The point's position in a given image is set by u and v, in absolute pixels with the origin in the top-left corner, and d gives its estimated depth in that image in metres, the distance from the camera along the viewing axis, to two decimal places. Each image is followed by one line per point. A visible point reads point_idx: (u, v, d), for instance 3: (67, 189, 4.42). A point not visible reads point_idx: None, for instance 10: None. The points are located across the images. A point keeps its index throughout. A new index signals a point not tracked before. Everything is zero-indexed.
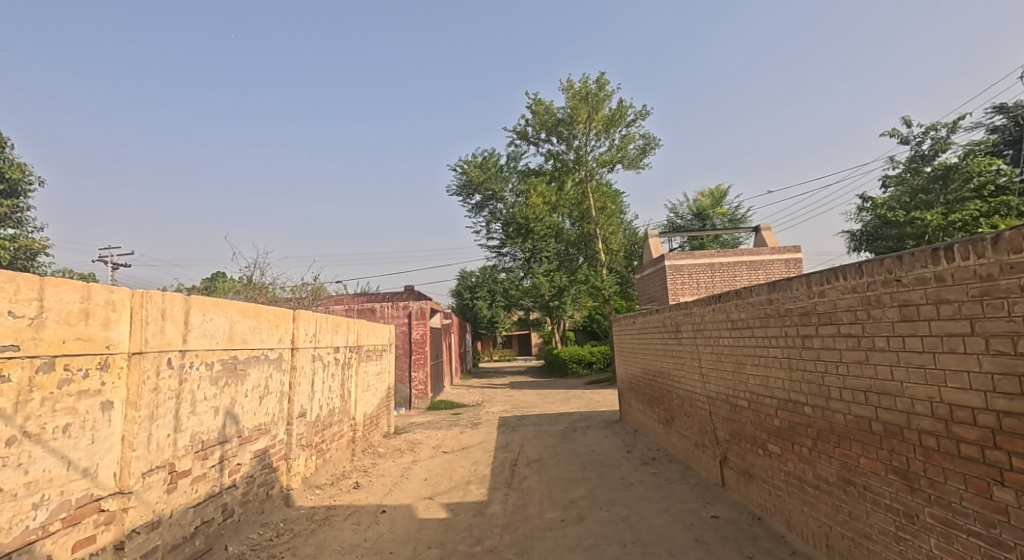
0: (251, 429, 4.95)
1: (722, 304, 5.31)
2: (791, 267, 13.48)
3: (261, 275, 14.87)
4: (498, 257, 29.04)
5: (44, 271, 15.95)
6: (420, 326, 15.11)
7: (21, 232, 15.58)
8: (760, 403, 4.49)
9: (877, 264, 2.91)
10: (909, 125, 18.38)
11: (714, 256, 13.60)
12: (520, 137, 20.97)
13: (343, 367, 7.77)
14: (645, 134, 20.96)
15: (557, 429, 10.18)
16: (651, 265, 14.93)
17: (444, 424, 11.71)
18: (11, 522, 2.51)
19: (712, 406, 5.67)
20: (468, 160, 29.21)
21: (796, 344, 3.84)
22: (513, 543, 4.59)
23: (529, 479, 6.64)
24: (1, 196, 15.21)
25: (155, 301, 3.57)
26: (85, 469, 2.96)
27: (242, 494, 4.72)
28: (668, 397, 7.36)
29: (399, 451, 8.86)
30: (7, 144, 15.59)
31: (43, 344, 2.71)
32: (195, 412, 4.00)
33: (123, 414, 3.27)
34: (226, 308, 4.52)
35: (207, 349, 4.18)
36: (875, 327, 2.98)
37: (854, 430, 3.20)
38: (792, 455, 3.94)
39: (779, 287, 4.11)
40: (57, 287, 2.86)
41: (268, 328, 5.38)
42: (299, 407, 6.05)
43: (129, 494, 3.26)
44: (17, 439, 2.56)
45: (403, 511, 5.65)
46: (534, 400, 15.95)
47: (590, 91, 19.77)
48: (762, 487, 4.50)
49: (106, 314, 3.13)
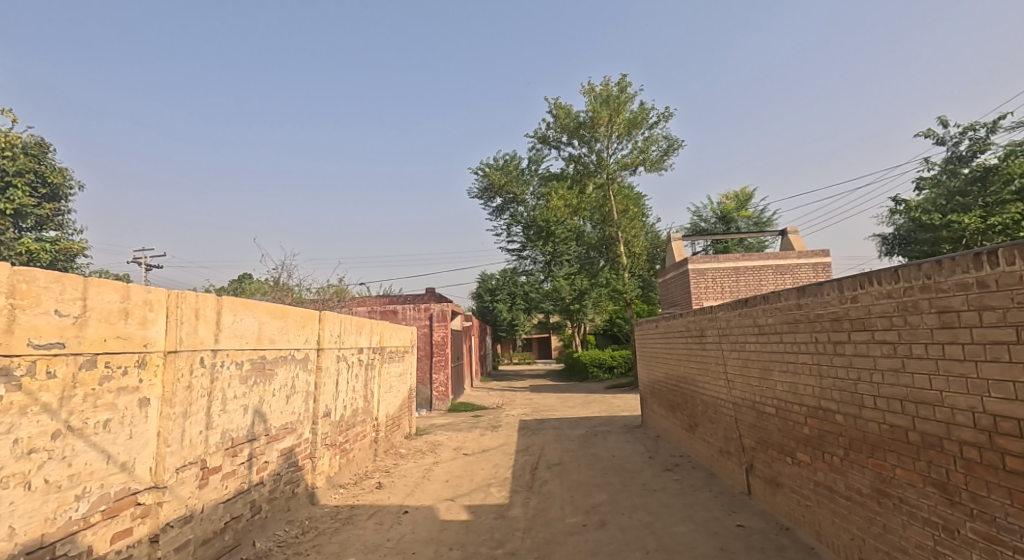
0: (278, 427, 5.04)
1: (749, 308, 5.23)
2: (819, 271, 13.15)
3: (288, 276, 15.14)
4: (518, 260, 29.07)
5: (82, 272, 16.47)
6: (441, 328, 15.20)
7: (61, 234, 16.18)
8: (788, 410, 4.40)
9: (914, 269, 2.83)
10: (945, 125, 17.78)
11: (738, 259, 13.41)
12: (541, 141, 21.01)
13: (366, 368, 7.87)
14: (668, 136, 20.78)
15: (577, 433, 10.16)
16: (673, 269, 14.80)
17: (464, 426, 11.76)
18: (55, 512, 2.61)
19: (737, 413, 5.58)
20: (489, 163, 29.45)
21: (827, 351, 3.76)
22: (535, 547, 4.59)
23: (550, 483, 6.62)
24: (44, 200, 15.82)
25: (190, 302, 3.67)
26: (123, 463, 3.06)
27: (269, 491, 4.82)
28: (692, 403, 7.27)
29: (420, 452, 8.93)
30: (49, 150, 16.17)
31: (86, 342, 2.81)
32: (225, 410, 4.10)
33: (158, 411, 3.37)
34: (255, 309, 4.62)
35: (237, 349, 4.28)
36: (912, 334, 2.90)
37: (888, 440, 3.12)
38: (822, 464, 3.85)
39: (808, 292, 4.02)
40: (99, 287, 2.95)
41: (294, 329, 5.46)
42: (324, 407, 6.15)
43: (164, 489, 3.35)
44: (61, 433, 2.65)
45: (425, 512, 5.69)
46: (555, 403, 15.90)
47: (612, 94, 19.74)
48: (790, 496, 4.41)
49: (144, 314, 3.24)
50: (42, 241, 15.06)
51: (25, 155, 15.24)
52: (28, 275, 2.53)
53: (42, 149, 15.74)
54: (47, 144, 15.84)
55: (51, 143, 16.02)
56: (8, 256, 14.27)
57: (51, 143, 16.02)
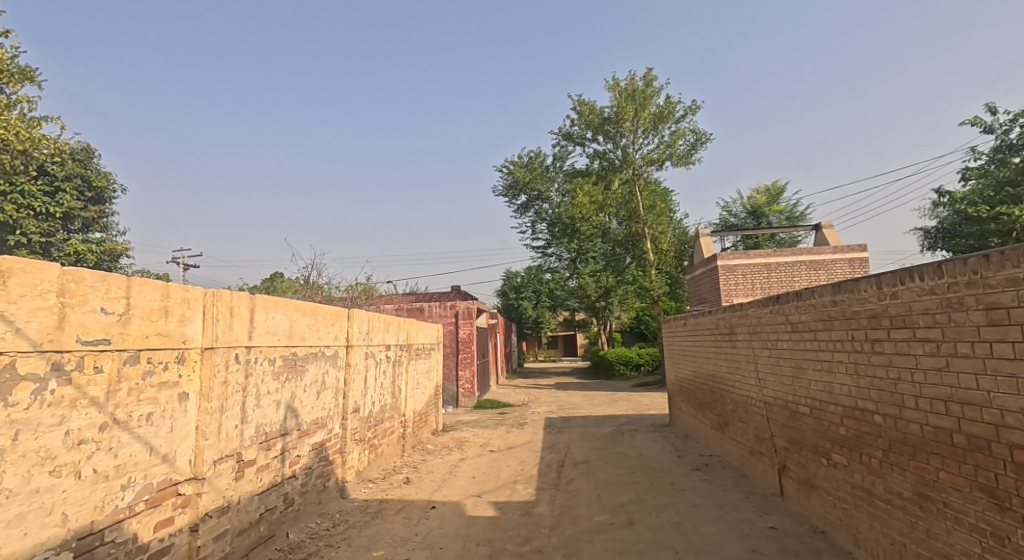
0: (310, 422, 5.16)
1: (781, 305, 5.10)
2: (856, 267, 12.74)
3: (318, 275, 15.46)
4: (543, 258, 29.03)
5: (125, 271, 17.15)
6: (467, 325, 15.28)
7: (106, 235, 16.88)
8: (823, 410, 4.28)
9: (959, 264, 2.71)
10: (993, 112, 16.96)
11: (770, 255, 13.11)
12: (565, 138, 20.90)
13: (393, 365, 7.98)
14: (695, 130, 20.41)
15: (604, 431, 10.09)
16: (702, 265, 14.55)
17: (490, 423, 11.81)
18: (103, 500, 2.72)
19: (769, 412, 5.45)
20: (513, 161, 29.46)
21: (865, 349, 3.64)
22: (561, 544, 4.58)
23: (576, 481, 6.59)
24: (90, 204, 16.54)
25: (225, 300, 3.78)
26: (165, 455, 3.17)
27: (301, 484, 4.93)
28: (721, 402, 7.14)
29: (447, 448, 9.01)
30: (95, 155, 16.90)
31: (130, 339, 2.92)
32: (259, 405, 4.21)
33: (197, 405, 3.49)
34: (286, 307, 4.72)
35: (269, 346, 4.39)
36: (957, 331, 2.78)
37: (931, 442, 3.00)
38: (860, 466, 3.74)
39: (844, 288, 3.90)
40: (141, 286, 3.07)
41: (324, 326, 5.57)
42: (353, 402, 6.26)
43: (203, 480, 3.46)
44: (108, 425, 2.77)
45: (452, 507, 5.74)
46: (581, 402, 15.83)
47: (637, 89, 19.49)
48: (825, 499, 4.29)
49: (182, 311, 3.34)
50: (89, 243, 15.74)
51: (72, 160, 15.97)
52: (76, 275, 2.64)
53: (88, 154, 16.47)
54: (93, 149, 16.55)
55: (96, 149, 16.74)
56: (58, 257, 14.97)
57: (96, 149, 16.74)
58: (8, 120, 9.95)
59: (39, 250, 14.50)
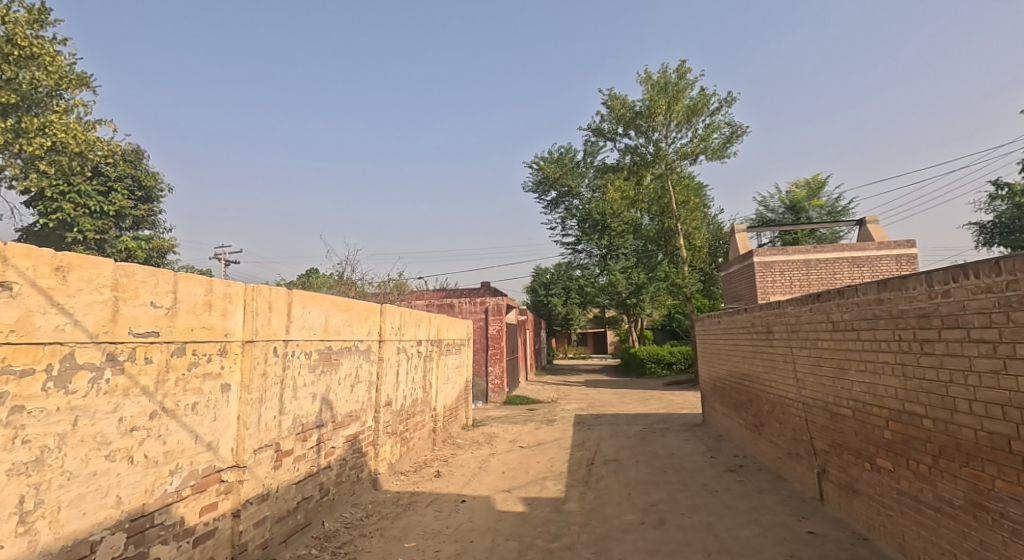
0: (344, 415, 5.27)
1: (821, 303, 4.93)
2: (903, 263, 12.20)
3: (351, 271, 15.78)
4: (573, 254, 28.88)
5: (172, 267, 17.89)
6: (497, 321, 15.32)
7: (154, 232, 17.61)
8: (867, 412, 4.12)
9: (1018, 261, 2.56)
10: None
11: (810, 251, 12.67)
12: (596, 133, 20.67)
13: (424, 360, 8.08)
14: (731, 122, 19.89)
15: (635, 429, 9.98)
16: (737, 262, 14.20)
17: (519, 419, 11.83)
18: (153, 484, 2.85)
19: (808, 414, 5.28)
20: (544, 157, 29.34)
21: (913, 350, 3.49)
22: (591, 542, 4.55)
23: (606, 479, 6.55)
24: (140, 202, 17.29)
25: (264, 295, 3.89)
26: (209, 442, 3.30)
27: (336, 474, 5.05)
28: (757, 402, 6.96)
29: (477, 443, 9.08)
30: (144, 156, 17.66)
31: (176, 331, 3.04)
32: (296, 397, 4.32)
33: (238, 396, 3.61)
34: (322, 302, 4.83)
35: (306, 340, 4.50)
36: (1015, 332, 2.64)
37: (986, 448, 2.85)
38: (906, 472, 3.58)
39: (891, 286, 3.74)
40: (187, 280, 3.18)
41: (358, 321, 5.68)
42: (385, 396, 6.37)
43: (244, 468, 3.58)
44: (158, 413, 2.89)
45: (482, 501, 5.78)
46: (611, 399, 15.69)
47: (670, 81, 19.13)
48: (868, 504, 4.14)
49: (224, 306, 3.46)
50: (139, 240, 16.47)
51: (124, 161, 16.72)
52: (128, 270, 2.76)
53: (139, 155, 17.22)
54: (142, 151, 17.30)
55: (146, 150, 17.48)
56: (111, 254, 15.73)
57: (145, 151, 17.48)
58: (67, 124, 10.48)
59: (94, 247, 15.26)
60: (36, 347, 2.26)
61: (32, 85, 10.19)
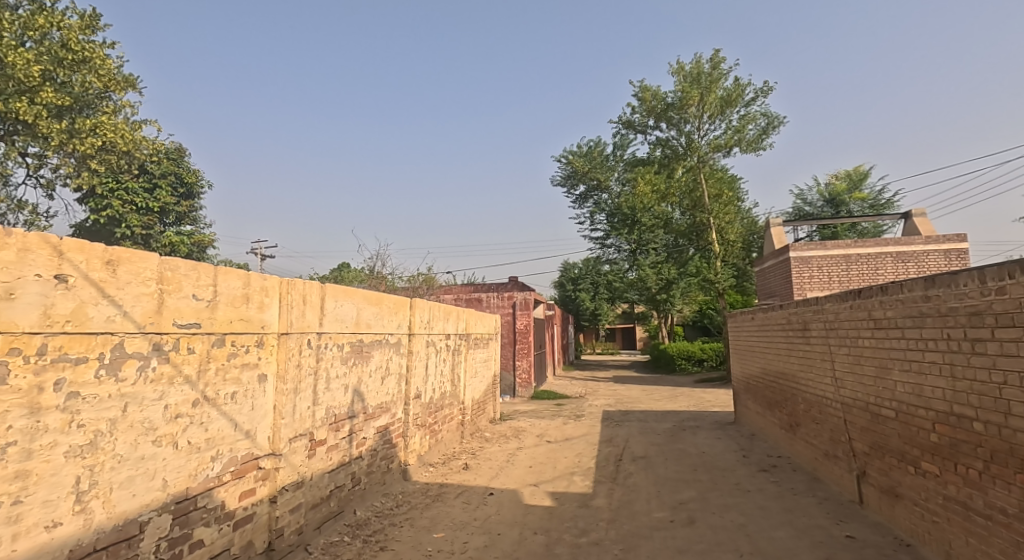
0: (374, 406, 5.36)
1: (863, 300, 4.74)
2: (951, 259, 11.65)
3: (382, 265, 16.02)
4: (602, 248, 28.64)
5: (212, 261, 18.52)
6: (525, 316, 15.32)
7: (196, 228, 18.26)
8: (911, 414, 3.96)
9: None
10: None
11: (850, 245, 12.23)
12: (626, 126, 20.36)
13: (453, 353, 8.16)
14: (767, 113, 19.30)
15: (664, 426, 9.86)
16: (772, 257, 13.83)
17: (547, 414, 11.83)
18: (196, 470, 2.95)
19: (847, 414, 5.11)
20: (573, 150, 29.11)
21: (963, 350, 3.32)
22: (619, 539, 4.52)
23: (635, 476, 6.49)
24: (182, 199, 17.94)
25: (298, 288, 3.98)
26: (248, 430, 3.40)
27: (367, 464, 5.14)
28: (793, 401, 6.77)
29: (504, 437, 9.12)
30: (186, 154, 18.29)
31: (216, 323, 3.14)
32: (329, 388, 4.42)
33: (274, 386, 3.71)
34: (354, 295, 4.91)
35: (338, 332, 4.59)
36: None
37: None
38: (954, 477, 3.43)
39: (939, 282, 3.57)
40: (226, 274, 3.28)
41: (388, 314, 5.75)
42: (414, 388, 6.46)
43: (280, 456, 3.69)
44: (200, 402, 2.99)
45: (510, 495, 5.81)
46: (640, 395, 15.52)
47: (703, 72, 18.68)
48: (912, 510, 3.98)
49: (261, 299, 3.55)
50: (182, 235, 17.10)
51: (167, 159, 17.37)
52: (172, 263, 2.86)
53: (181, 153, 17.84)
54: (184, 149, 17.93)
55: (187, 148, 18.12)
56: (156, 248, 16.39)
57: (186, 149, 18.10)
58: (116, 124, 10.93)
59: (140, 242, 15.92)
60: (89, 337, 2.36)
61: (84, 87, 10.66)
